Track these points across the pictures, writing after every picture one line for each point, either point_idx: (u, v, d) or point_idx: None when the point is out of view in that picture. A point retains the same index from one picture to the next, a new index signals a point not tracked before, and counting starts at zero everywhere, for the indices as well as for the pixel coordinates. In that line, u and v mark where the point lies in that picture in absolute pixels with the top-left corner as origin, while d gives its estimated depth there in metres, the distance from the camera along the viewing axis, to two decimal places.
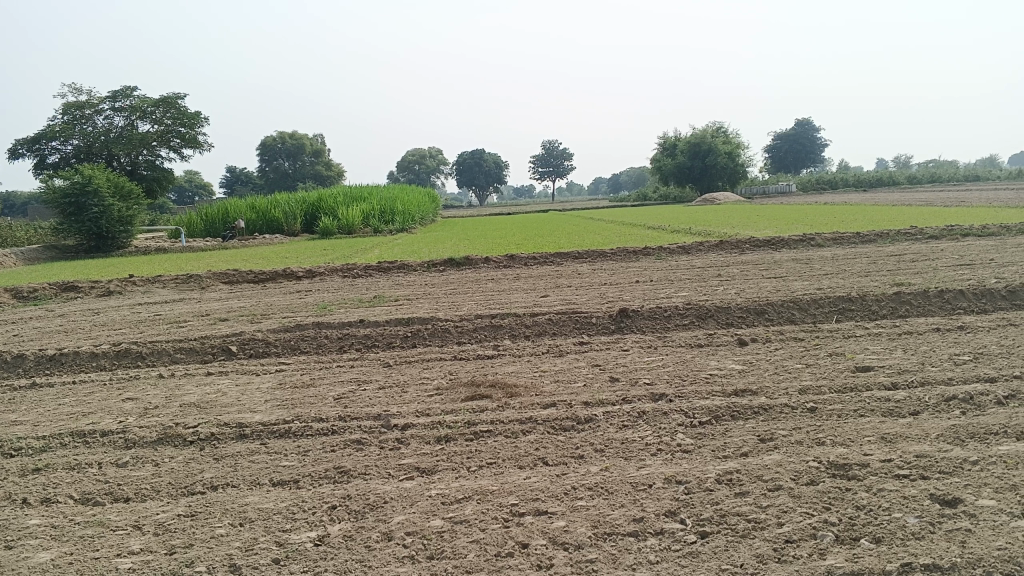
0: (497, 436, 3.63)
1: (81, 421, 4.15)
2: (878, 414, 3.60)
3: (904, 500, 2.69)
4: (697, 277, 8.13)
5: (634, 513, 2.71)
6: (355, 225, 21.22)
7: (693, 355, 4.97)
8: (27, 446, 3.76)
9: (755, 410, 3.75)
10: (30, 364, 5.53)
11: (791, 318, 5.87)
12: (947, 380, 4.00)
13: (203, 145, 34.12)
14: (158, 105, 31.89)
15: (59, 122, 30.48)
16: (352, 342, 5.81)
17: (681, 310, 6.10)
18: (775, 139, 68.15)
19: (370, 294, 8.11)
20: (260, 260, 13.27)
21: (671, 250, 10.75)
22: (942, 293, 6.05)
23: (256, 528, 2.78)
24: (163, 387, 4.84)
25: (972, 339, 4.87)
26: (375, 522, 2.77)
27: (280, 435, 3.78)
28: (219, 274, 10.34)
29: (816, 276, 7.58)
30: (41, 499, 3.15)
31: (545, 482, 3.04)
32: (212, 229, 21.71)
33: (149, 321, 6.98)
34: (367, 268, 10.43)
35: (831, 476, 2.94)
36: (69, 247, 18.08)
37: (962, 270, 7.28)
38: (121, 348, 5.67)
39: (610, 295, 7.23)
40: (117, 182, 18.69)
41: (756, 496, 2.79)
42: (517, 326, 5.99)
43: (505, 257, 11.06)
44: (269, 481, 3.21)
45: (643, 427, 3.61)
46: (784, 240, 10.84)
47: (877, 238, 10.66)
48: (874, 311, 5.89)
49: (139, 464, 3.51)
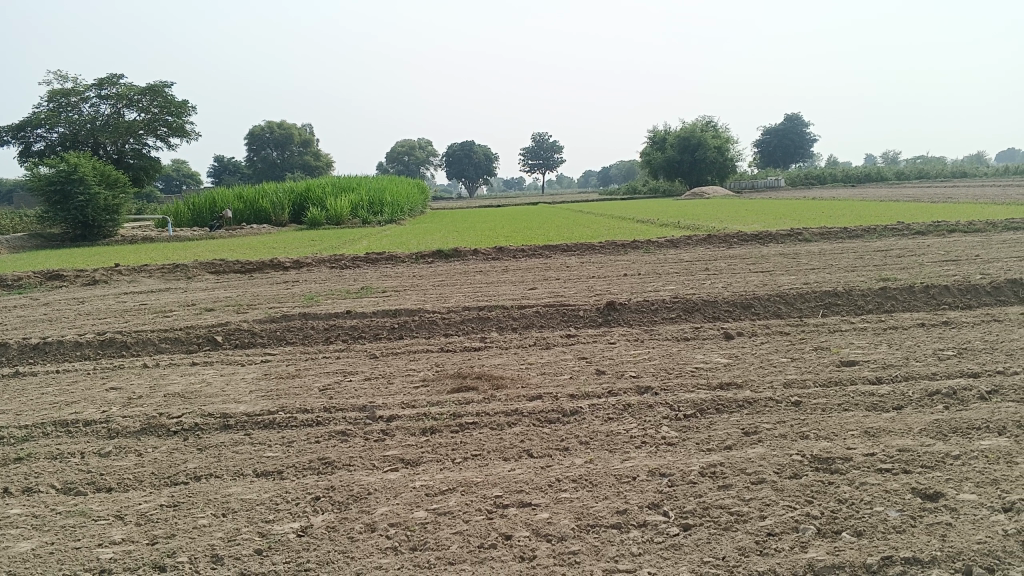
0: (482, 428, 3.63)
1: (64, 410, 4.12)
2: (862, 409, 3.62)
3: (885, 494, 2.70)
4: (685, 271, 8.15)
5: (617, 506, 2.71)
6: (344, 216, 21.16)
7: (680, 348, 4.99)
8: (9, 436, 3.73)
9: (739, 403, 3.76)
10: (14, 352, 5.49)
11: (777, 312, 5.89)
12: (931, 375, 4.03)
13: (191, 134, 33.98)
14: (145, 94, 31.67)
15: (45, 109, 30.24)
16: (339, 334, 5.80)
17: (669, 304, 6.10)
18: (765, 134, 68.37)
19: (357, 285, 8.08)
20: (248, 251, 13.21)
21: (659, 243, 10.77)
22: (928, 289, 6.08)
23: (239, 519, 2.77)
24: (147, 377, 4.82)
25: (956, 334, 4.91)
26: (359, 514, 2.76)
27: (264, 425, 3.77)
28: (206, 263, 10.28)
29: (804, 270, 7.62)
30: (22, 489, 3.13)
31: (529, 474, 3.04)
32: (199, 218, 21.62)
33: (135, 311, 6.93)
34: (355, 259, 10.40)
35: (814, 470, 2.95)
36: (54, 236, 17.95)
37: (948, 266, 7.33)
38: (105, 338, 5.62)
39: (598, 288, 7.24)
40: (104, 170, 18.58)
41: (740, 489, 2.80)
42: (505, 319, 5.98)
43: (493, 249, 11.05)
44: (253, 472, 3.20)
45: (628, 420, 3.62)
46: (772, 234, 10.88)
47: (865, 233, 10.71)
48: (860, 306, 5.92)
49: (122, 453, 3.49)
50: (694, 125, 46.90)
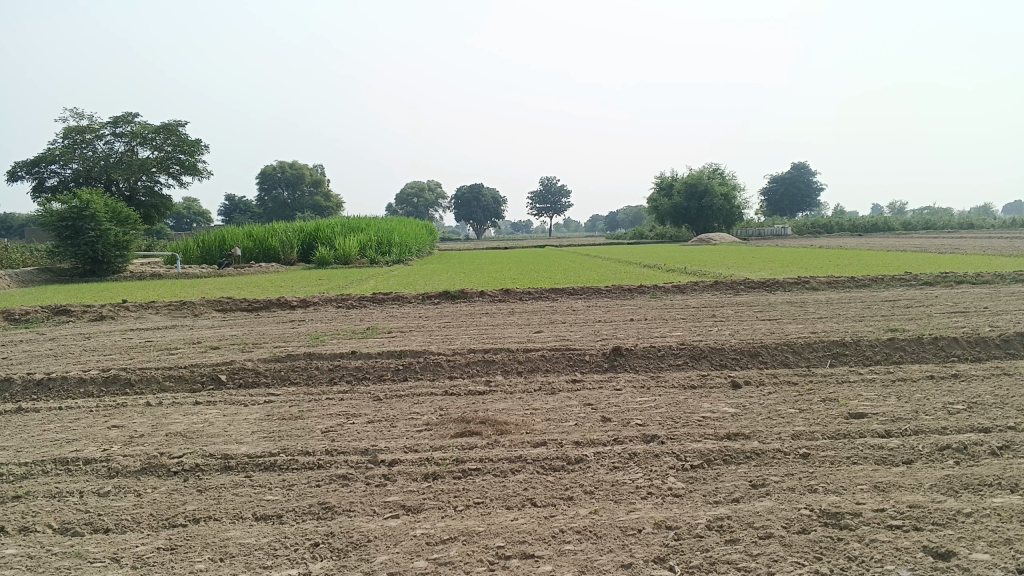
0: (485, 474, 3.59)
1: (64, 448, 4.08)
2: (872, 462, 3.56)
3: (896, 552, 2.65)
4: (692, 317, 8.14)
5: (623, 559, 2.66)
6: (352, 255, 21.30)
7: (686, 396, 4.93)
8: (8, 473, 3.70)
9: (747, 454, 3.71)
10: (17, 388, 5.47)
11: (784, 361, 5.85)
12: (941, 429, 3.97)
13: (202, 172, 34.37)
14: (159, 132, 32.11)
15: (59, 146, 30.66)
16: (343, 374, 5.77)
17: (676, 350, 6.07)
18: (773, 183, 68.73)
19: (364, 325, 8.07)
20: (255, 288, 13.24)
21: (666, 288, 10.76)
22: (937, 340, 6.03)
23: (236, 564, 2.72)
24: (149, 416, 4.78)
25: (965, 387, 4.86)
26: (358, 562, 2.72)
27: (265, 467, 3.73)
28: (214, 300, 10.31)
29: (810, 318, 7.60)
30: (18, 528, 3.08)
31: (533, 524, 2.99)
32: (207, 255, 21.73)
33: (139, 348, 6.92)
34: (361, 298, 10.43)
35: (823, 526, 2.89)
36: (64, 271, 18.05)
37: (956, 317, 7.31)
38: (109, 375, 5.60)
39: (604, 332, 7.22)
40: (116, 207, 18.70)
41: (747, 544, 2.75)
42: (510, 362, 5.95)
43: (501, 290, 11.06)
44: (252, 516, 3.16)
45: (634, 469, 3.57)
46: (779, 281, 10.86)
47: (872, 282, 10.69)
48: (867, 356, 5.88)
49: (122, 494, 3.45)
50: (701, 173, 47.30)
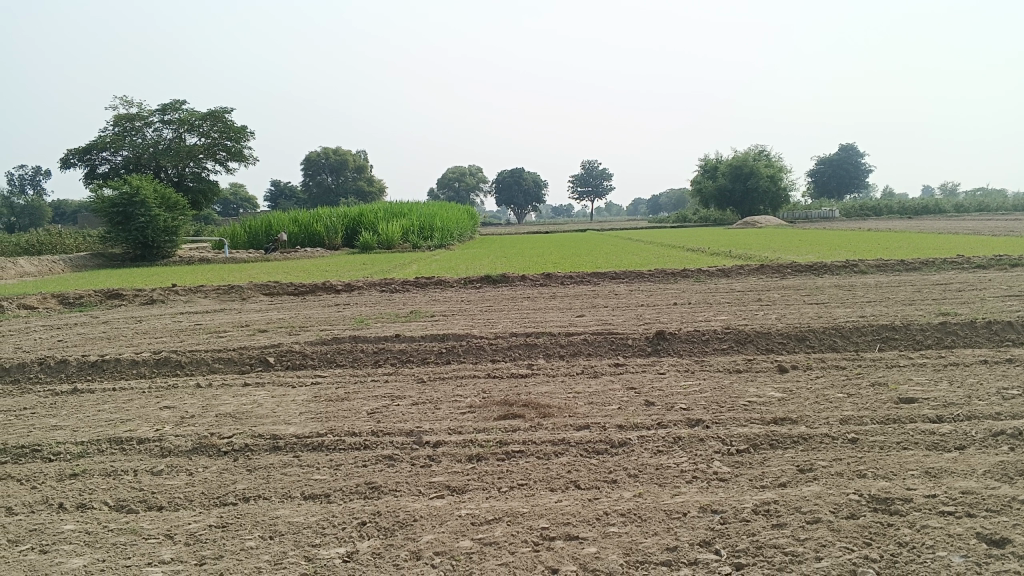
0: (529, 457, 3.59)
1: (119, 427, 4.20)
2: (923, 448, 3.49)
3: (949, 538, 2.60)
4: (737, 300, 8.05)
5: (667, 542, 2.66)
6: (394, 240, 21.50)
7: (732, 380, 4.89)
8: (66, 451, 3.81)
9: (794, 439, 3.67)
10: (73, 369, 5.62)
11: (833, 346, 5.75)
12: (995, 415, 3.87)
13: (248, 159, 34.89)
14: (206, 119, 32.54)
15: (111, 133, 31.47)
16: (387, 357, 5.83)
17: (720, 335, 6.00)
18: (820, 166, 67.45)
19: (406, 309, 8.12)
20: (300, 273, 13.39)
21: (710, 272, 10.64)
22: (990, 325, 5.88)
23: (286, 542, 2.78)
24: (200, 396, 4.89)
25: (1021, 372, 4.73)
26: (404, 540, 2.75)
27: (313, 448, 3.79)
28: (260, 285, 10.45)
29: (859, 302, 7.47)
30: (76, 505, 3.18)
31: (577, 506, 2.99)
32: (255, 240, 22.18)
33: (190, 330, 7.08)
34: (404, 282, 10.49)
35: (872, 511, 2.85)
36: (116, 256, 18.46)
37: (1011, 300, 7.12)
38: (161, 357, 5.73)
39: (646, 316, 7.18)
40: (164, 193, 19.07)
41: (794, 529, 2.72)
42: (552, 346, 5.95)
43: (542, 274, 11.03)
44: (300, 495, 3.21)
45: (679, 453, 3.55)
46: (826, 264, 10.66)
47: (923, 264, 10.45)
48: (918, 341, 5.74)
49: (174, 472, 3.54)
50: (745, 154, 46.60)
